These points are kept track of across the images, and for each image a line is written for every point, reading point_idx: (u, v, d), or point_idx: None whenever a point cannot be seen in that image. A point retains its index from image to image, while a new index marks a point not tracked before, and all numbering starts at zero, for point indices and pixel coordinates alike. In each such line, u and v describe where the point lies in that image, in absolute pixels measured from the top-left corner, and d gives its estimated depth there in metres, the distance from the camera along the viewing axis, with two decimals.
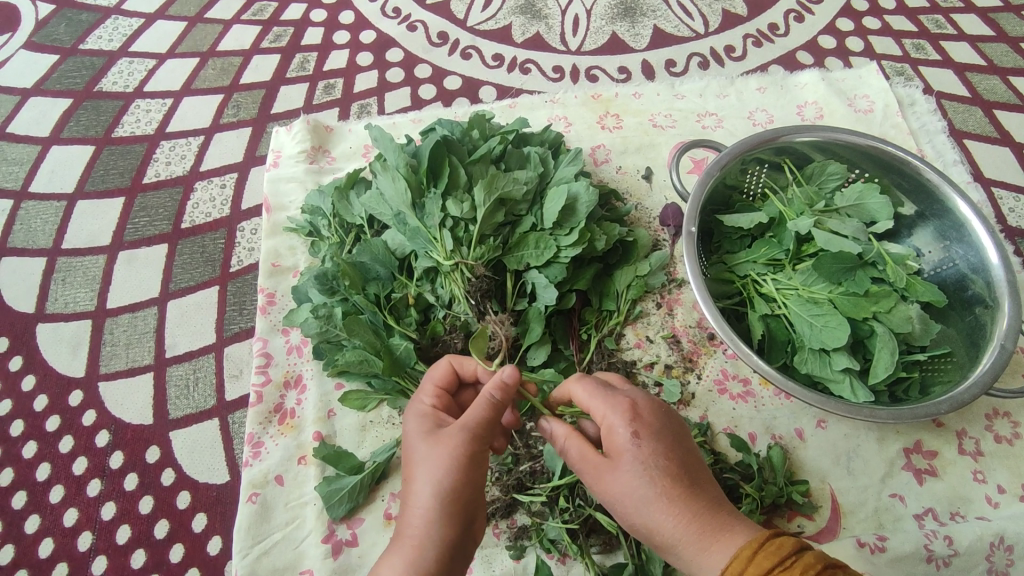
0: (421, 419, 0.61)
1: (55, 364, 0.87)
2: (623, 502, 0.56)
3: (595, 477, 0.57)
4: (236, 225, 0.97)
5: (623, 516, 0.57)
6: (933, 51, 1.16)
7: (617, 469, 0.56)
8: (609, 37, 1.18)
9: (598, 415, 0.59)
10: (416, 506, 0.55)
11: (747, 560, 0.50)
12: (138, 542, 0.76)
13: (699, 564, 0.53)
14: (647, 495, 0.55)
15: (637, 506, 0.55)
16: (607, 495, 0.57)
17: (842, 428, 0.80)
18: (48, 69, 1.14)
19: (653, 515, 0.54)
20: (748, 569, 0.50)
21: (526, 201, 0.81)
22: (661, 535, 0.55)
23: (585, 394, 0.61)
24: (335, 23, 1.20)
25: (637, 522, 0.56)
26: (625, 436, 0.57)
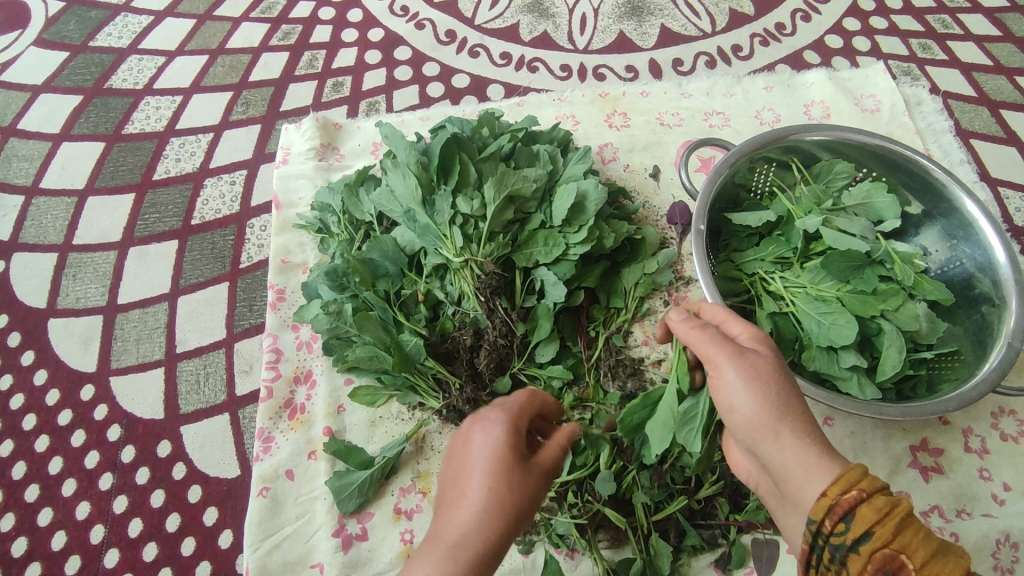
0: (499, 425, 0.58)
1: (67, 359, 0.88)
2: (753, 382, 0.55)
3: (724, 352, 0.57)
4: (246, 222, 0.98)
5: (737, 401, 0.56)
6: (940, 51, 1.16)
7: (756, 354, 0.57)
8: (616, 35, 1.18)
9: (733, 325, 0.62)
10: (473, 500, 0.53)
11: (859, 478, 0.49)
12: (150, 535, 0.77)
13: (811, 464, 0.51)
14: (779, 384, 0.55)
15: (762, 386, 0.55)
16: (736, 374, 0.56)
17: (849, 425, 0.81)
18: (58, 66, 1.15)
19: (784, 408, 0.54)
20: (860, 483, 0.49)
21: (536, 198, 0.82)
22: (784, 424, 0.53)
23: (719, 310, 0.65)
24: (343, 21, 1.20)
25: (757, 404, 0.54)
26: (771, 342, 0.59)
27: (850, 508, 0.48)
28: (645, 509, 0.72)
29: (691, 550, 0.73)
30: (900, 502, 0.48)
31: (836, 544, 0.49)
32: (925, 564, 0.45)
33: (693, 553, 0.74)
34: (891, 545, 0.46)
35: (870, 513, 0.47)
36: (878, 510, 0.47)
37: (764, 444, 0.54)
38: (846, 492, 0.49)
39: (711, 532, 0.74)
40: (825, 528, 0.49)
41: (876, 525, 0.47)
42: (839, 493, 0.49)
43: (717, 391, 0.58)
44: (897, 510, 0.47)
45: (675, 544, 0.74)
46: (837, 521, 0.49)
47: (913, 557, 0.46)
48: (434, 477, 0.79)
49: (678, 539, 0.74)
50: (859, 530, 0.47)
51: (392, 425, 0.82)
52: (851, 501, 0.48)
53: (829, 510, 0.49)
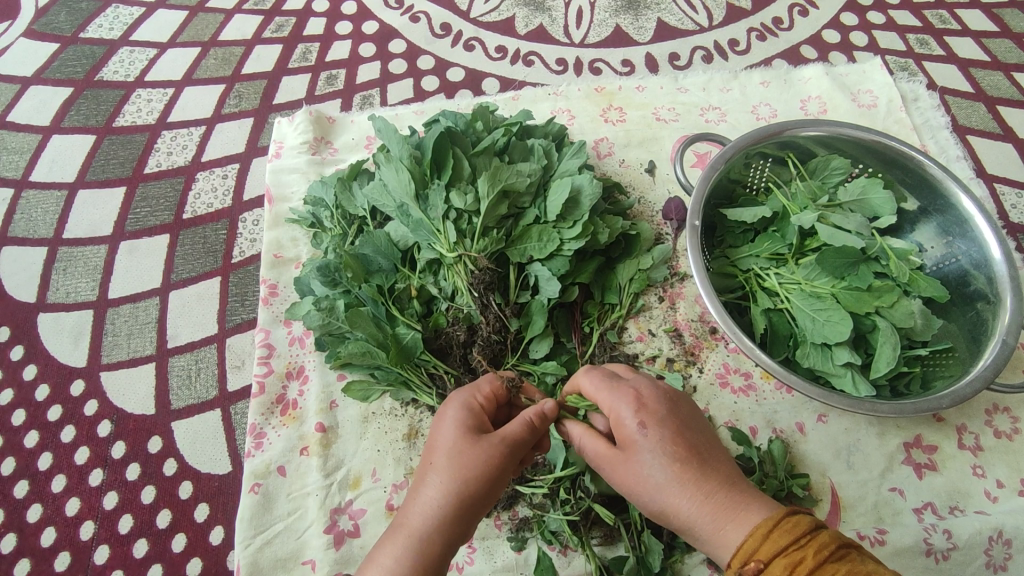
0: (461, 411, 0.62)
1: (57, 354, 0.87)
2: (650, 487, 0.56)
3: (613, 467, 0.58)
4: (238, 216, 0.97)
5: (644, 501, 0.57)
6: (937, 46, 1.15)
7: (633, 458, 0.57)
8: (612, 29, 1.17)
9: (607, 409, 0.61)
10: (433, 488, 0.57)
11: (757, 546, 0.50)
12: (140, 532, 0.77)
13: (721, 543, 0.53)
14: (665, 478, 0.55)
15: (655, 490, 0.56)
16: (634, 485, 0.57)
17: (843, 422, 0.81)
18: (48, 58, 1.13)
19: (683, 497, 0.54)
20: (758, 553, 0.49)
21: (530, 193, 0.81)
22: (688, 511, 0.54)
23: (590, 391, 0.63)
24: (338, 14, 1.19)
25: (663, 508, 0.56)
26: (634, 425, 0.57)
27: None
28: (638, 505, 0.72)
29: (685, 547, 0.73)
30: (801, 559, 0.47)
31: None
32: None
33: (686, 550, 0.73)
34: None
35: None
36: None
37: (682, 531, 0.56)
38: (747, 562, 0.50)
39: None
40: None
41: None
42: (740, 566, 0.50)
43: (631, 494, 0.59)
44: (799, 571, 0.47)
45: (668, 541, 0.73)
46: None
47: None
48: None
49: (672, 536, 0.73)
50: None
51: (386, 421, 0.81)
52: (752, 573, 0.49)
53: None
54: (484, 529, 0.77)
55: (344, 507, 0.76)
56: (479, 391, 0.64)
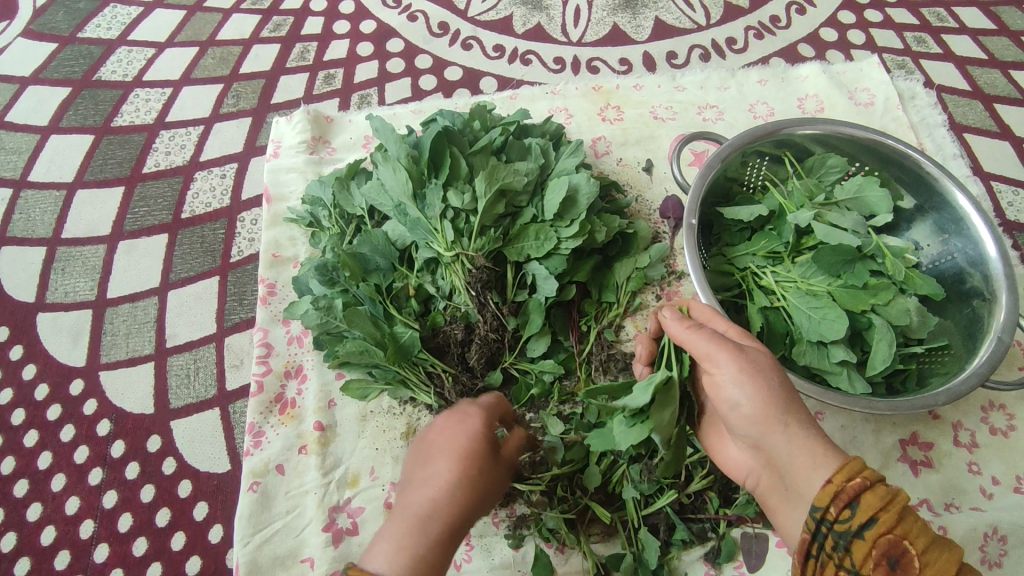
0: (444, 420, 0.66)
1: (56, 354, 0.87)
2: (761, 377, 0.56)
3: (723, 348, 0.58)
4: (237, 215, 0.97)
5: (744, 394, 0.56)
6: (934, 44, 1.15)
7: (751, 349, 0.58)
8: (610, 28, 1.18)
9: (720, 325, 0.64)
10: (431, 486, 0.59)
11: (860, 466, 0.49)
12: (139, 530, 0.77)
13: (816, 457, 0.52)
14: (773, 376, 0.56)
15: (767, 376, 0.56)
16: (736, 371, 0.56)
17: (839, 419, 0.81)
18: (46, 58, 1.13)
19: (787, 396, 0.55)
20: (864, 471, 0.49)
21: (527, 192, 0.82)
22: (792, 418, 0.54)
23: (705, 313, 0.67)
24: (336, 13, 1.19)
25: (760, 397, 0.55)
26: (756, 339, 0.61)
27: (855, 495, 0.48)
28: (635, 503, 0.73)
29: (682, 544, 0.73)
30: (901, 491, 0.48)
31: (840, 531, 0.48)
32: (926, 552, 0.46)
33: (682, 547, 0.73)
34: (895, 531, 0.46)
35: (874, 499, 0.47)
36: (882, 496, 0.47)
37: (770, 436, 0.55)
38: (849, 476, 0.49)
39: (700, 526, 0.74)
40: (829, 514, 0.49)
41: (880, 511, 0.47)
42: (844, 480, 0.49)
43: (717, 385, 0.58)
44: (902, 498, 0.47)
45: (664, 539, 0.73)
46: (842, 508, 0.48)
47: (916, 544, 0.46)
48: None
49: (668, 533, 0.73)
50: (864, 515, 0.47)
51: (384, 420, 0.82)
52: (857, 486, 0.48)
53: (834, 497, 0.49)
54: (481, 527, 0.77)
55: (342, 505, 0.77)
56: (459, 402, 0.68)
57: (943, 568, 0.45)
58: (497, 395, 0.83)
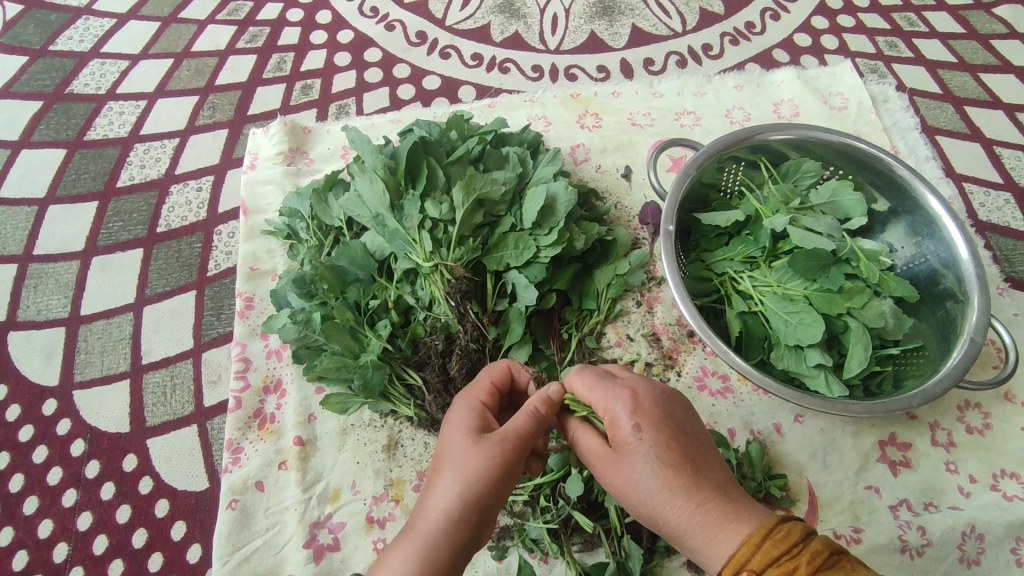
0: (467, 409, 0.62)
1: (28, 373, 0.86)
2: (640, 490, 0.57)
3: (598, 467, 0.61)
4: (213, 229, 0.96)
5: (635, 507, 0.59)
6: (905, 48, 1.17)
7: (623, 459, 0.58)
8: (587, 35, 1.18)
9: (607, 403, 0.60)
10: (443, 495, 0.56)
11: (750, 550, 0.52)
12: (115, 552, 0.75)
13: (711, 548, 0.55)
14: (649, 485, 0.57)
15: (638, 490, 0.57)
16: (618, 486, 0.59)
17: (819, 422, 0.82)
18: (17, 71, 1.12)
19: (668, 504, 0.56)
20: (750, 561, 0.51)
21: (505, 201, 0.82)
22: (683, 521, 0.56)
23: (588, 389, 0.62)
24: (312, 23, 1.19)
25: (651, 512, 0.57)
26: (628, 428, 0.58)
27: None
28: (618, 511, 0.72)
29: (664, 551, 0.73)
30: (797, 573, 0.49)
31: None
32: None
33: (666, 554, 0.74)
34: None
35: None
36: None
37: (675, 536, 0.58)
38: (744, 564, 0.52)
39: None
40: None
41: None
42: (734, 575, 0.52)
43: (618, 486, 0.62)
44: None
45: (648, 546, 0.74)
46: None
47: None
48: (407, 485, 0.78)
49: (651, 541, 0.73)
50: None
51: (364, 433, 0.81)
52: None
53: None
54: None
55: (323, 521, 0.76)
56: (480, 386, 0.64)
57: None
58: None
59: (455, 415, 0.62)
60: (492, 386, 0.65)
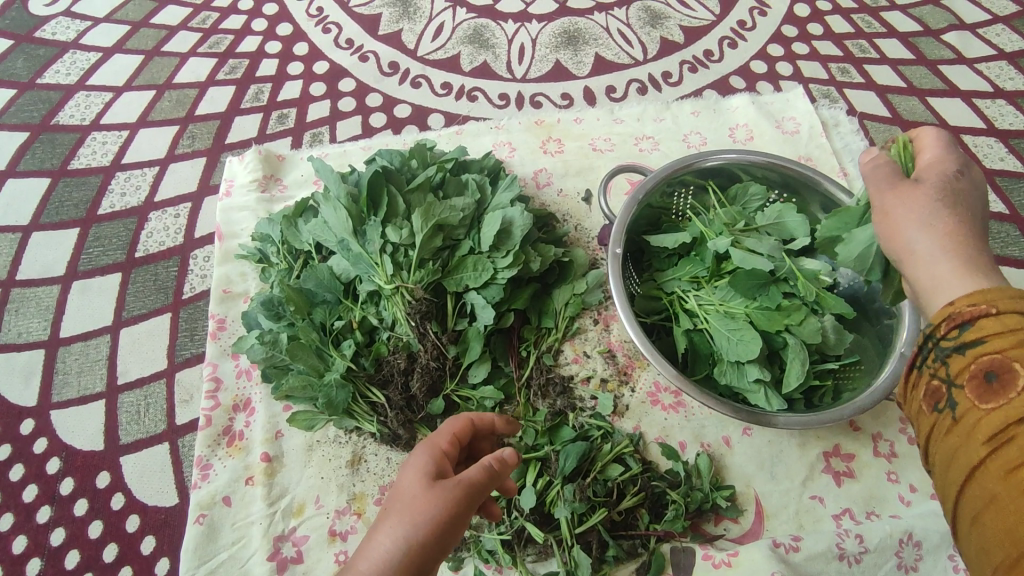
0: (424, 455, 0.60)
1: (7, 394, 0.89)
2: (924, 209, 0.53)
3: (897, 194, 0.55)
4: (189, 253, 1.00)
5: (909, 242, 0.53)
6: (857, 74, 1.23)
7: (922, 186, 0.55)
8: (553, 64, 1.24)
9: (928, 154, 0.58)
10: (385, 541, 0.53)
11: (992, 290, 0.45)
12: (87, 566, 0.78)
13: (945, 282, 0.49)
14: (942, 219, 0.52)
15: (950, 242, 0.51)
16: (915, 213, 0.53)
17: (767, 434, 0.85)
18: (6, 103, 1.17)
19: (920, 213, 0.53)
20: (993, 295, 0.44)
21: (464, 226, 0.87)
22: (946, 243, 0.51)
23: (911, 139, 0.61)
24: (290, 54, 1.24)
25: (933, 230, 0.52)
26: (949, 168, 0.56)
27: (972, 317, 0.45)
28: (569, 522, 0.75)
29: (614, 560, 0.76)
30: None
31: (944, 346, 0.46)
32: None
33: (615, 563, 0.77)
34: (1006, 353, 0.42)
35: (992, 326, 0.43)
36: (1004, 325, 0.43)
37: (911, 264, 0.53)
38: (979, 296, 0.45)
39: (632, 542, 0.77)
40: (936, 330, 0.46)
41: (994, 334, 0.43)
42: (963, 306, 0.45)
43: (888, 237, 0.55)
44: None
45: (598, 556, 0.76)
46: (952, 327, 0.45)
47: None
48: (369, 498, 0.82)
49: (601, 551, 0.76)
50: (973, 336, 0.44)
51: (330, 449, 0.84)
52: (971, 313, 0.45)
53: (946, 318, 0.46)
54: None
55: (287, 534, 0.79)
56: (440, 436, 0.63)
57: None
58: (440, 421, 0.86)
59: (411, 462, 0.59)
60: (452, 438, 0.63)
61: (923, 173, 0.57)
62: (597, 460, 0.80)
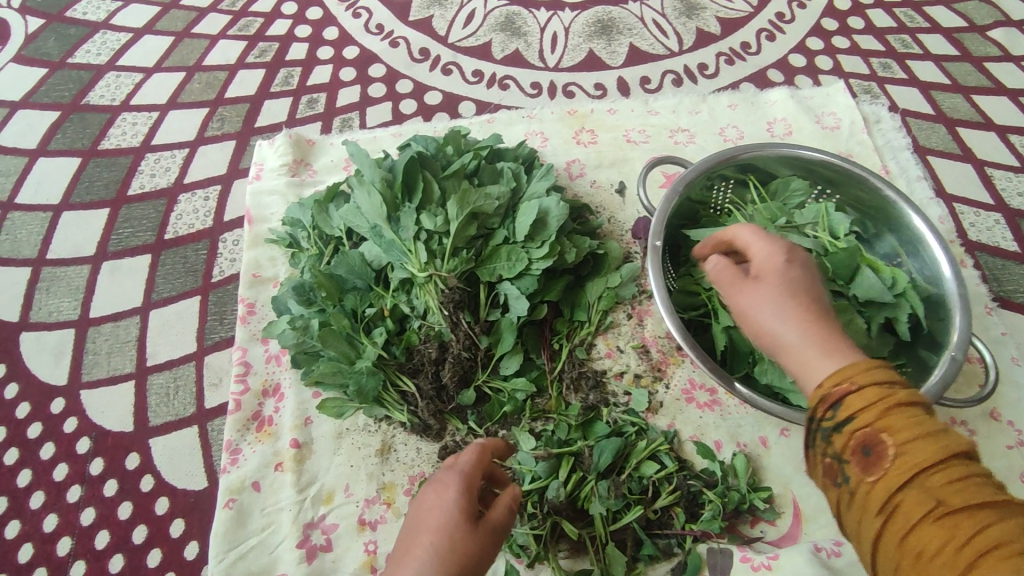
0: (455, 491, 0.58)
1: (38, 372, 0.89)
2: (779, 299, 0.56)
3: (755, 288, 0.58)
4: (219, 236, 0.99)
5: (762, 336, 0.56)
6: (899, 70, 1.20)
7: (762, 282, 0.58)
8: (586, 54, 1.21)
9: (762, 249, 0.61)
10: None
11: (854, 364, 0.50)
12: (117, 547, 0.78)
13: (812, 355, 0.53)
14: (796, 308, 0.55)
15: (830, 342, 0.53)
16: (765, 308, 0.56)
17: (804, 436, 0.84)
18: (37, 82, 1.16)
19: (788, 308, 0.55)
20: (857, 375, 0.49)
21: (499, 215, 0.85)
22: (817, 337, 0.54)
23: (749, 236, 0.63)
24: (320, 39, 1.23)
25: (796, 323, 0.55)
26: (780, 258, 0.59)
27: (841, 397, 0.49)
28: (603, 519, 0.74)
29: (648, 559, 0.76)
30: (900, 391, 0.48)
31: (826, 427, 0.50)
32: (906, 442, 0.46)
33: (649, 563, 0.76)
34: (874, 425, 0.47)
35: (858, 403, 0.48)
36: (867, 399, 0.48)
37: (781, 355, 0.55)
38: (847, 371, 0.50)
39: (667, 541, 0.76)
40: (816, 412, 0.51)
41: (861, 410, 0.48)
42: (832, 387, 0.50)
43: (757, 335, 0.58)
44: (896, 397, 0.47)
45: (631, 554, 0.76)
46: (826, 409, 0.50)
47: (895, 436, 0.46)
48: (399, 489, 0.81)
49: (635, 549, 0.76)
50: (845, 413, 0.49)
51: (360, 437, 0.83)
52: (842, 394, 0.49)
53: (821, 401, 0.51)
54: None
55: (316, 522, 0.78)
56: (471, 469, 0.61)
57: (921, 454, 0.45)
58: (471, 412, 0.84)
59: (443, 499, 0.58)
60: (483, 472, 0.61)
61: (759, 267, 0.60)
62: (631, 457, 0.79)
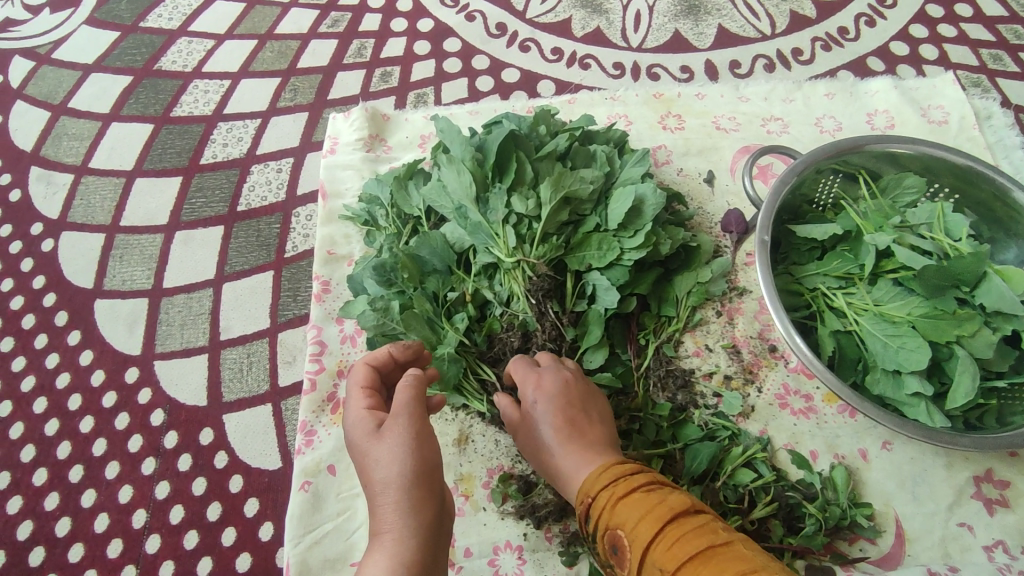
0: (353, 418, 0.61)
1: (112, 341, 0.88)
2: (550, 434, 0.69)
3: (529, 422, 0.71)
4: (292, 210, 0.97)
5: (541, 460, 0.71)
6: (1012, 62, 1.11)
7: (530, 418, 0.71)
8: (672, 34, 1.15)
9: (530, 391, 0.71)
10: (382, 489, 0.55)
11: (614, 463, 0.65)
12: (191, 523, 0.77)
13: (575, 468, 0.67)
14: (552, 424, 0.69)
15: (566, 459, 0.68)
16: (537, 439, 0.70)
17: (909, 451, 0.78)
18: (109, 46, 1.15)
19: (550, 441, 0.69)
20: (598, 483, 0.63)
21: (592, 200, 0.80)
22: (573, 457, 0.68)
23: (520, 372, 0.73)
24: (393, 10, 1.19)
25: (558, 452, 0.68)
26: (530, 393, 0.71)
27: (591, 505, 0.63)
28: None
29: None
30: (621, 487, 0.62)
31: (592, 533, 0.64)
32: (628, 531, 0.58)
33: None
34: (613, 523, 0.60)
35: (596, 510, 0.62)
36: (601, 505, 0.62)
37: (553, 474, 0.70)
38: (608, 470, 0.64)
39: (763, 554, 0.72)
40: (580, 522, 0.65)
41: (602, 512, 0.62)
42: (582, 500, 0.64)
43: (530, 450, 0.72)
44: (615, 494, 0.62)
45: None
46: (582, 518, 0.64)
47: (625, 527, 0.59)
48: (477, 481, 0.79)
49: None
50: (590, 519, 0.63)
51: (437, 425, 0.82)
52: (587, 505, 0.63)
53: (582, 513, 0.64)
54: (535, 541, 0.76)
55: None
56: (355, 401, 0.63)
57: (645, 533, 0.57)
58: None
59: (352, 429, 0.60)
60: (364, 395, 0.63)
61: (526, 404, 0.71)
62: (725, 464, 0.75)
